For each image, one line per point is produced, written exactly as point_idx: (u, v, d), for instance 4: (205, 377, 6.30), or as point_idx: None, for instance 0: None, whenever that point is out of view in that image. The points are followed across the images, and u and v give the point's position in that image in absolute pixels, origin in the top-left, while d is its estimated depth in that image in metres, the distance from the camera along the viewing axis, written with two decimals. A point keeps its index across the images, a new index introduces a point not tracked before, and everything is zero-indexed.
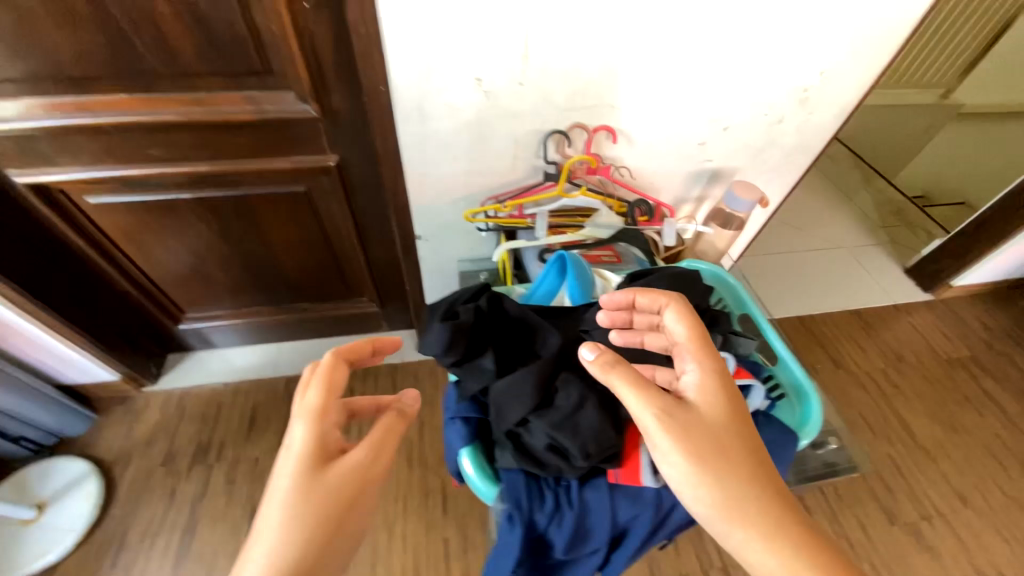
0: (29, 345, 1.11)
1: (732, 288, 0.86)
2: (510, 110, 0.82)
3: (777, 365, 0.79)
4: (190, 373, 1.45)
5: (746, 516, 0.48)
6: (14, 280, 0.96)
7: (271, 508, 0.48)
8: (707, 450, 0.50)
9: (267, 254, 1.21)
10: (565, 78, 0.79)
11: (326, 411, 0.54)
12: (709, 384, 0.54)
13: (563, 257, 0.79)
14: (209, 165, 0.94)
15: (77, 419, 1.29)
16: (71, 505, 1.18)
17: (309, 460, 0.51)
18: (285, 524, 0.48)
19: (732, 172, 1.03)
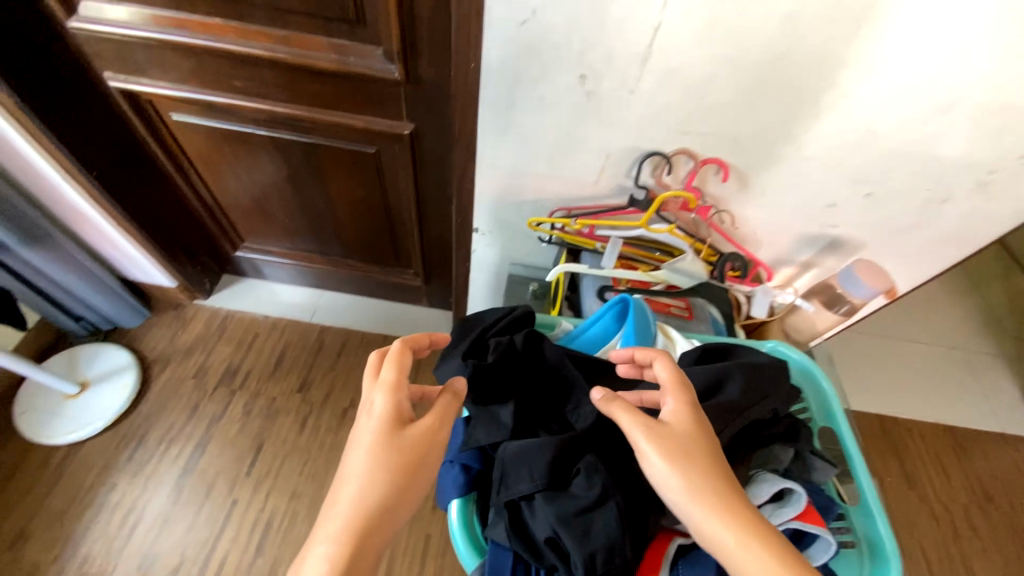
0: (100, 238, 1.18)
1: (822, 392, 0.71)
2: (610, 118, 0.70)
3: (856, 506, 0.64)
4: (238, 297, 1.51)
5: (724, 516, 0.42)
6: (97, 179, 1.01)
7: (347, 479, 0.43)
8: (679, 449, 0.45)
9: (328, 205, 1.19)
10: (684, 94, 0.65)
11: (401, 384, 0.48)
12: (688, 400, 0.48)
13: (626, 300, 0.67)
14: (287, 107, 0.92)
15: (133, 314, 1.37)
16: (108, 390, 1.27)
17: (386, 429, 0.46)
18: (355, 496, 0.42)
19: (857, 246, 0.84)
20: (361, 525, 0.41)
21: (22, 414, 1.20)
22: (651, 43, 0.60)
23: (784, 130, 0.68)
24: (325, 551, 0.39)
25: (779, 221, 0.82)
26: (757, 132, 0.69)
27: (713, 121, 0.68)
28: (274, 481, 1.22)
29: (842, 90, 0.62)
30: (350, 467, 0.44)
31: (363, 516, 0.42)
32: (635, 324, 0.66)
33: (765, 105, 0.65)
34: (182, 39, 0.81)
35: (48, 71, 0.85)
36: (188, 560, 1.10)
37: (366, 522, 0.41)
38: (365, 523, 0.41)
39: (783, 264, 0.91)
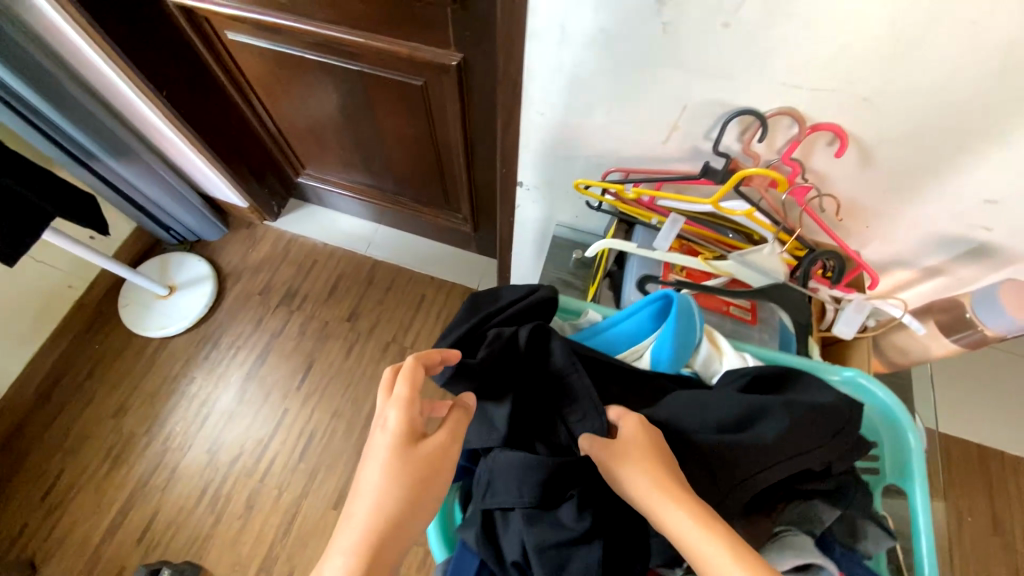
0: (178, 155, 1.25)
1: (904, 446, 0.58)
2: (689, 62, 0.54)
3: None
4: (302, 222, 1.57)
5: (678, 503, 0.35)
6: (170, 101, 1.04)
7: (355, 510, 0.36)
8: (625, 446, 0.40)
9: (379, 139, 1.14)
10: (798, 32, 0.48)
11: (417, 399, 0.41)
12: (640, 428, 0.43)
13: (671, 299, 0.56)
14: (333, 30, 0.85)
15: (212, 229, 1.49)
16: (190, 296, 1.43)
17: (400, 447, 0.39)
18: (363, 532, 0.35)
19: (1014, 256, 0.63)
20: (371, 567, 0.34)
21: (125, 307, 1.40)
22: None
23: (942, 89, 0.48)
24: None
25: (907, 212, 0.63)
26: (899, 90, 0.50)
27: (835, 72, 0.50)
28: (320, 398, 1.33)
29: None
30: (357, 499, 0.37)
31: (372, 558, 0.35)
32: (672, 329, 0.55)
33: (921, 52, 0.46)
34: None
35: None
36: (246, 452, 1.26)
37: (378, 561, 0.35)
38: (375, 567, 0.34)
39: (900, 265, 0.71)
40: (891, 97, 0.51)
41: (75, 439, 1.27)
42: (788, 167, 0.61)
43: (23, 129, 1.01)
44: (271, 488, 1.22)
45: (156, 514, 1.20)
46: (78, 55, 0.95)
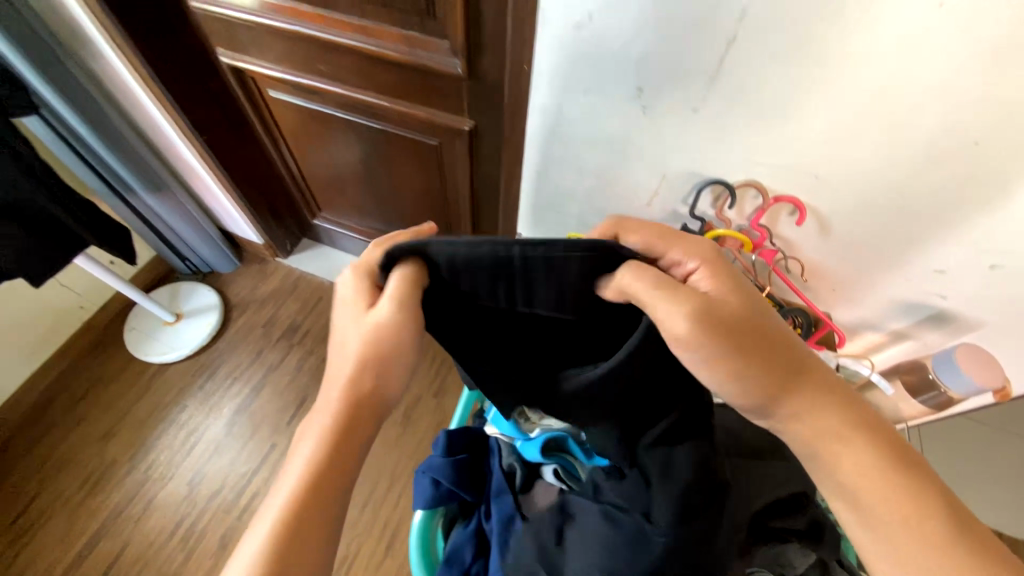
0: (206, 192, 1.35)
1: None
2: (665, 137, 0.63)
3: None
4: (313, 260, 1.65)
5: (818, 405, 0.42)
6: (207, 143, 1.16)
7: (337, 370, 0.48)
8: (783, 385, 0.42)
9: (393, 189, 1.24)
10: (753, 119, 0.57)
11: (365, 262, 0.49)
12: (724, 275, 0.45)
13: None
14: (362, 93, 0.96)
15: (226, 261, 1.57)
16: (196, 325, 1.47)
17: (354, 310, 0.48)
18: (346, 389, 0.47)
19: (971, 324, 0.67)
20: (349, 411, 0.46)
21: (131, 331, 1.44)
22: (721, 60, 0.52)
23: (880, 174, 0.56)
24: (322, 418, 0.46)
25: (869, 278, 0.69)
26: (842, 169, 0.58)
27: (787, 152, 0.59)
28: None
29: (967, 134, 0.49)
30: (337, 360, 0.48)
31: (350, 402, 0.46)
32: None
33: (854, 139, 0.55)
34: (275, 22, 0.87)
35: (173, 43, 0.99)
36: (227, 486, 1.24)
37: (352, 411, 0.46)
38: (353, 407, 0.46)
39: (869, 327, 0.76)
40: (844, 173, 0.58)
41: (58, 461, 1.26)
42: (757, 232, 0.68)
43: (73, 162, 1.12)
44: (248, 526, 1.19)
45: (126, 546, 1.16)
46: (134, 101, 1.08)
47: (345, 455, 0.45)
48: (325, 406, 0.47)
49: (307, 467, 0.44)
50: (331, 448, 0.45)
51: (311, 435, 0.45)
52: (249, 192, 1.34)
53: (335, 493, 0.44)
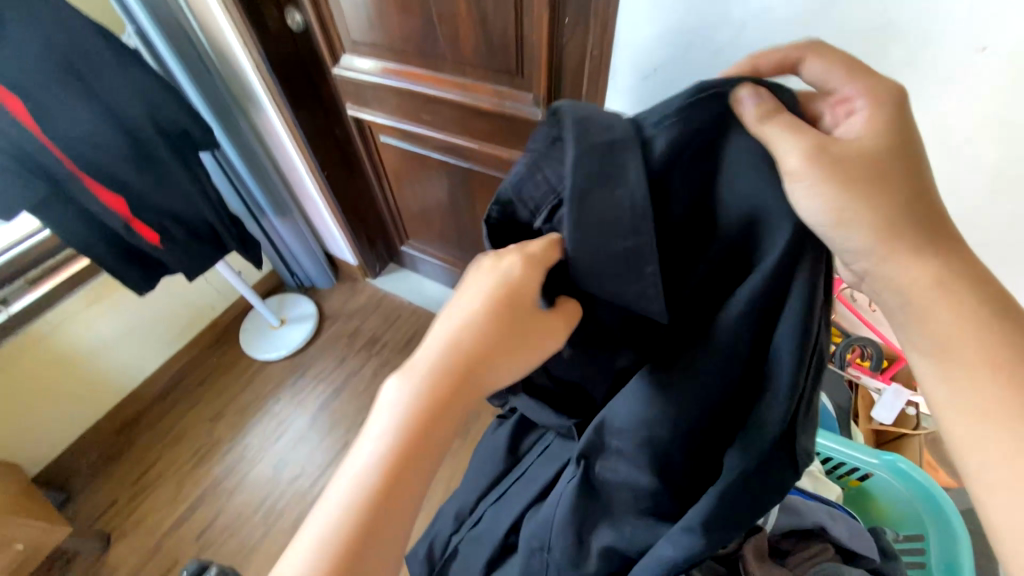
0: (316, 213, 1.58)
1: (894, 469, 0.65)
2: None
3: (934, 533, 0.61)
4: (397, 282, 1.81)
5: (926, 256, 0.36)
6: (321, 166, 1.37)
7: (441, 349, 0.42)
8: (922, 248, 0.36)
9: (471, 218, 1.38)
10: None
11: (533, 266, 0.42)
12: (879, 102, 0.36)
13: None
14: (456, 135, 1.12)
15: (324, 276, 1.76)
16: (291, 331, 1.66)
17: (498, 297, 0.42)
18: (499, 343, 0.42)
19: None
20: (529, 353, 0.43)
21: (246, 331, 1.68)
22: None
23: None
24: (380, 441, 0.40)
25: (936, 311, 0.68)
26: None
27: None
28: None
29: None
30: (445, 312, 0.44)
31: (512, 362, 0.43)
32: None
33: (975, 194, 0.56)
34: (393, 83, 1.08)
35: (309, 90, 1.24)
36: (304, 475, 1.36)
37: (520, 346, 0.43)
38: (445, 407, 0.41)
39: None
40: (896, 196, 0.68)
41: (175, 435, 1.48)
42: None
43: (226, 188, 1.38)
44: None
45: (217, 517, 1.32)
46: (282, 152, 1.36)
47: (420, 467, 0.40)
48: (379, 431, 0.40)
49: (369, 476, 0.39)
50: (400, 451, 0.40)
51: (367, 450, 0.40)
52: (349, 212, 1.54)
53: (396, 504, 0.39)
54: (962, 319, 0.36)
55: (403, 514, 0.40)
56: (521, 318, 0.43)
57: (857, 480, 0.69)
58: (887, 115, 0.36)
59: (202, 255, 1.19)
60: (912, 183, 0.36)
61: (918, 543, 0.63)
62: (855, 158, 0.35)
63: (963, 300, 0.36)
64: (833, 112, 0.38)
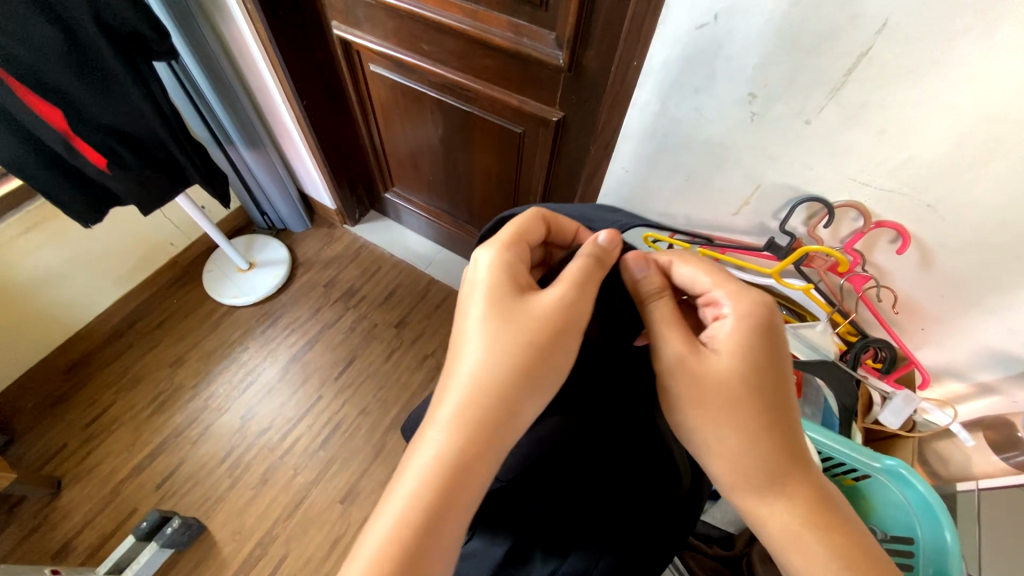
0: (292, 147, 1.42)
1: (894, 477, 0.61)
2: (838, 147, 0.58)
3: (925, 542, 0.59)
4: (377, 232, 1.69)
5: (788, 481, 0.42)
6: (300, 94, 1.21)
7: (468, 357, 0.43)
8: (760, 489, 0.43)
9: (467, 170, 1.27)
10: (949, 115, 0.50)
11: (513, 245, 0.47)
12: (746, 313, 0.44)
13: None
14: (459, 74, 0.99)
15: (297, 219, 1.63)
16: (263, 276, 1.54)
17: (501, 288, 0.45)
18: (514, 332, 0.43)
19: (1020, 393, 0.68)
20: (555, 330, 0.43)
21: (208, 272, 1.55)
22: (848, 70, 0.51)
23: (1002, 210, 0.53)
24: (435, 455, 0.40)
25: (957, 317, 0.66)
26: (989, 198, 0.53)
27: (975, 150, 0.50)
28: (353, 393, 1.37)
29: None
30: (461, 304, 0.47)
31: (544, 343, 0.43)
32: None
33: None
34: (390, 0, 0.92)
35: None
36: (275, 427, 1.31)
37: (558, 328, 0.43)
38: (490, 401, 0.41)
39: (955, 375, 0.72)
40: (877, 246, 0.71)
41: (132, 379, 1.38)
42: (850, 255, 0.66)
43: (187, 110, 1.20)
44: (287, 467, 1.25)
45: (180, 465, 1.26)
46: (254, 70, 1.19)
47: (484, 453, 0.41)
48: (438, 427, 0.41)
49: (431, 472, 0.40)
50: (458, 447, 0.40)
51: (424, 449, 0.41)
52: (328, 150, 1.39)
53: (462, 494, 0.40)
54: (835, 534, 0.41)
55: (465, 500, 0.40)
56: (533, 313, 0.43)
57: (850, 479, 0.68)
58: (746, 323, 0.43)
59: (160, 189, 1.06)
60: (753, 403, 0.43)
61: (905, 546, 0.62)
62: (718, 385, 0.43)
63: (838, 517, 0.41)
64: (710, 312, 0.47)
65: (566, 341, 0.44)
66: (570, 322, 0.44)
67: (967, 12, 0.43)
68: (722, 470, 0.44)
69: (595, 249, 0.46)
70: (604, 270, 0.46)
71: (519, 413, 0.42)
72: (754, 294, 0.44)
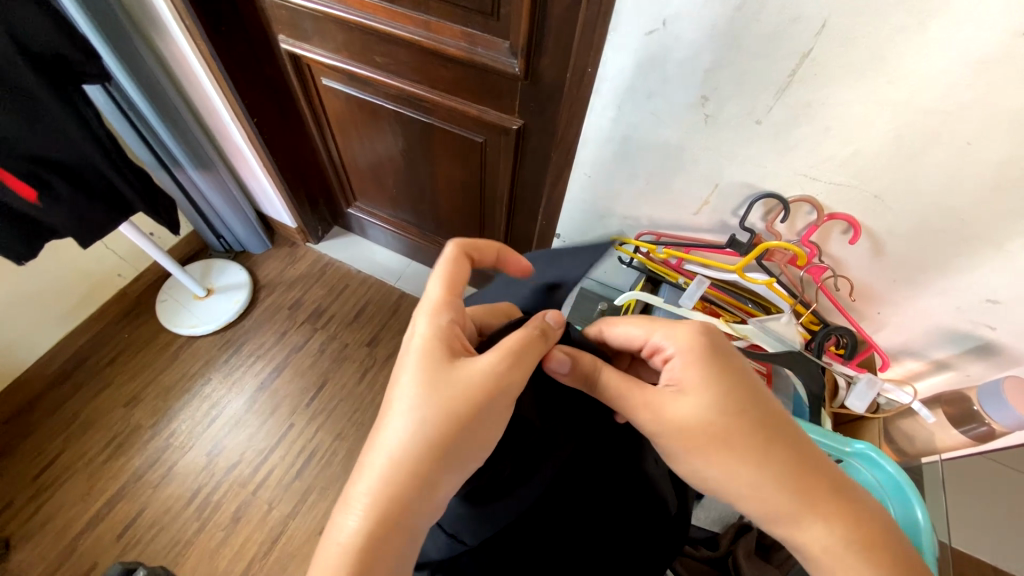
0: (245, 168, 1.37)
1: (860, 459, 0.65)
2: (788, 145, 0.60)
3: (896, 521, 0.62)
4: (342, 248, 1.64)
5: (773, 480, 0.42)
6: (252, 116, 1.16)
7: (390, 430, 0.43)
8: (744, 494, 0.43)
9: (431, 181, 1.24)
10: (889, 109, 0.52)
11: (448, 304, 0.49)
12: (683, 343, 0.47)
13: None
14: (414, 85, 0.97)
15: (257, 241, 1.56)
16: (224, 301, 1.48)
17: (431, 355, 0.45)
18: (440, 402, 0.43)
19: (971, 368, 0.71)
20: (480, 402, 0.43)
21: (163, 302, 1.46)
22: (792, 71, 0.53)
23: (944, 198, 0.56)
24: (352, 536, 0.39)
25: (912, 300, 0.69)
26: (932, 187, 0.56)
27: (918, 142, 0.53)
28: (327, 418, 1.32)
29: None
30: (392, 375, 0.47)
31: (472, 412, 0.42)
32: None
33: (970, 193, 0.54)
34: (338, 12, 0.89)
35: (232, 17, 1.01)
36: (244, 461, 1.24)
37: (484, 399, 0.43)
38: (410, 477, 0.41)
39: (911, 355, 0.76)
40: None
41: (82, 422, 1.28)
42: (807, 248, 0.68)
43: (126, 133, 1.13)
44: (261, 502, 1.19)
45: (142, 512, 1.17)
46: (197, 89, 1.13)
47: (402, 530, 0.40)
48: (356, 507, 0.40)
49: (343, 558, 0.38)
50: (378, 529, 0.40)
51: (341, 531, 0.40)
52: (285, 168, 1.34)
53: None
54: (823, 528, 0.42)
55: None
56: (459, 383, 0.43)
57: None
58: (689, 350, 0.47)
59: (99, 220, 1.00)
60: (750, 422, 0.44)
61: None
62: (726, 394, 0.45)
63: (822, 508, 0.42)
64: (659, 357, 0.50)
65: (492, 412, 0.43)
66: (499, 390, 0.43)
67: (900, 10, 0.45)
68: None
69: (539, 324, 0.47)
70: (548, 344, 0.47)
71: (437, 489, 0.42)
72: (685, 326, 0.48)
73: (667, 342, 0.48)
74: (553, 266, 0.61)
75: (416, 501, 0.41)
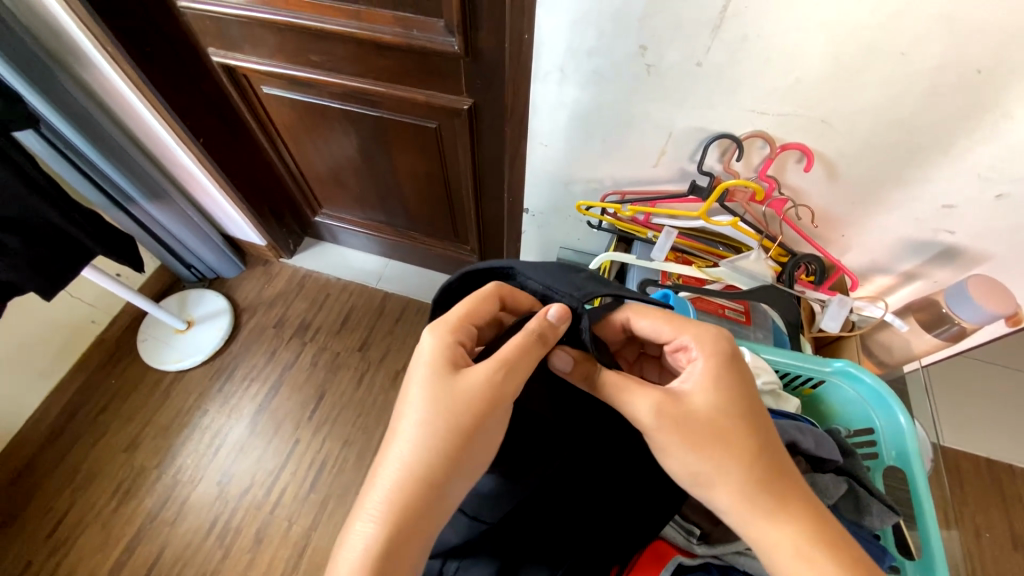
0: (203, 192, 1.33)
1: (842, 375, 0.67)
2: (731, 83, 0.60)
3: (886, 427, 0.64)
4: (317, 258, 1.62)
5: None
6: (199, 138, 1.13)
7: (398, 444, 0.43)
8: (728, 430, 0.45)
9: (393, 176, 1.23)
10: (823, 30, 0.52)
11: (460, 322, 0.48)
12: (716, 352, 0.49)
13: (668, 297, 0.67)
14: (356, 80, 0.95)
15: (229, 264, 1.54)
16: (206, 331, 1.45)
17: (437, 370, 0.45)
18: (446, 417, 0.43)
19: (934, 273, 0.74)
20: (481, 415, 0.43)
21: (144, 342, 1.44)
22: (724, 7, 0.53)
23: (887, 112, 0.57)
24: (361, 548, 0.40)
25: (871, 218, 0.71)
26: (874, 103, 0.57)
27: (853, 61, 0.54)
28: (333, 427, 1.32)
29: (972, 63, 0.50)
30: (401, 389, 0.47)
31: (475, 425, 0.43)
32: None
33: (911, 103, 0.55)
34: (264, 15, 0.86)
35: (158, 38, 0.96)
36: (256, 484, 1.25)
37: (489, 412, 0.44)
38: (420, 492, 0.41)
39: (879, 271, 0.78)
40: None
41: (85, 474, 1.27)
42: (765, 182, 0.70)
43: (73, 177, 1.08)
44: (280, 520, 1.20)
45: (163, 550, 1.18)
46: (136, 118, 1.09)
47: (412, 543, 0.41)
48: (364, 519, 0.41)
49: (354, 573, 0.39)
50: (388, 542, 0.40)
51: (351, 543, 0.40)
52: (242, 185, 1.31)
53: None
54: None
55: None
56: (466, 398, 0.44)
57: (808, 388, 0.73)
58: (716, 358, 0.48)
59: (59, 268, 0.97)
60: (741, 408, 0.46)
61: (867, 436, 0.67)
62: None
63: None
64: (682, 358, 0.51)
65: (495, 421, 0.44)
66: (500, 403, 0.44)
67: None
68: (695, 451, 0.45)
69: (543, 326, 0.47)
70: (547, 347, 0.47)
71: (445, 501, 0.42)
72: (714, 331, 0.50)
73: (698, 349, 0.49)
74: (549, 272, 0.52)
75: (424, 515, 0.41)
